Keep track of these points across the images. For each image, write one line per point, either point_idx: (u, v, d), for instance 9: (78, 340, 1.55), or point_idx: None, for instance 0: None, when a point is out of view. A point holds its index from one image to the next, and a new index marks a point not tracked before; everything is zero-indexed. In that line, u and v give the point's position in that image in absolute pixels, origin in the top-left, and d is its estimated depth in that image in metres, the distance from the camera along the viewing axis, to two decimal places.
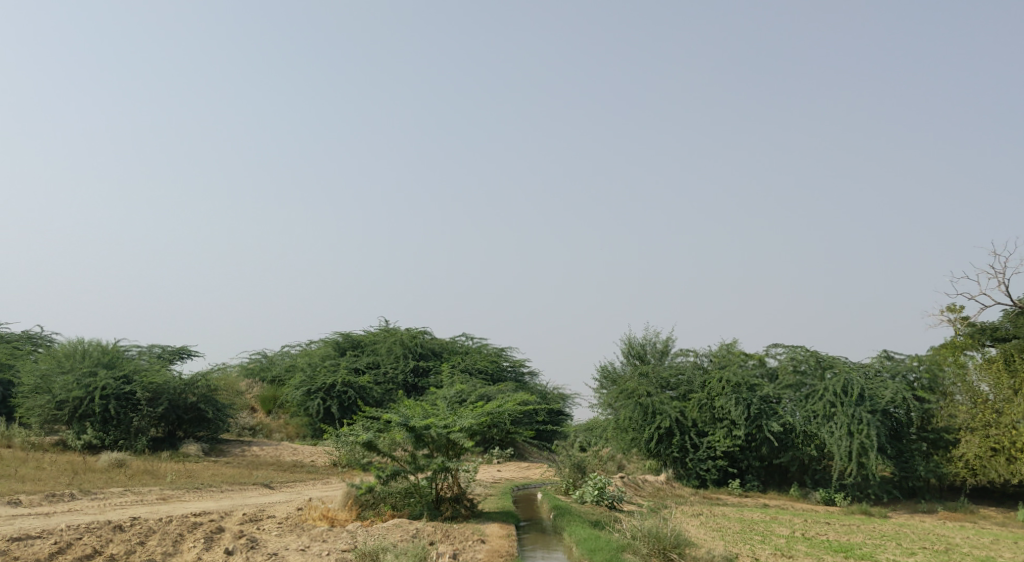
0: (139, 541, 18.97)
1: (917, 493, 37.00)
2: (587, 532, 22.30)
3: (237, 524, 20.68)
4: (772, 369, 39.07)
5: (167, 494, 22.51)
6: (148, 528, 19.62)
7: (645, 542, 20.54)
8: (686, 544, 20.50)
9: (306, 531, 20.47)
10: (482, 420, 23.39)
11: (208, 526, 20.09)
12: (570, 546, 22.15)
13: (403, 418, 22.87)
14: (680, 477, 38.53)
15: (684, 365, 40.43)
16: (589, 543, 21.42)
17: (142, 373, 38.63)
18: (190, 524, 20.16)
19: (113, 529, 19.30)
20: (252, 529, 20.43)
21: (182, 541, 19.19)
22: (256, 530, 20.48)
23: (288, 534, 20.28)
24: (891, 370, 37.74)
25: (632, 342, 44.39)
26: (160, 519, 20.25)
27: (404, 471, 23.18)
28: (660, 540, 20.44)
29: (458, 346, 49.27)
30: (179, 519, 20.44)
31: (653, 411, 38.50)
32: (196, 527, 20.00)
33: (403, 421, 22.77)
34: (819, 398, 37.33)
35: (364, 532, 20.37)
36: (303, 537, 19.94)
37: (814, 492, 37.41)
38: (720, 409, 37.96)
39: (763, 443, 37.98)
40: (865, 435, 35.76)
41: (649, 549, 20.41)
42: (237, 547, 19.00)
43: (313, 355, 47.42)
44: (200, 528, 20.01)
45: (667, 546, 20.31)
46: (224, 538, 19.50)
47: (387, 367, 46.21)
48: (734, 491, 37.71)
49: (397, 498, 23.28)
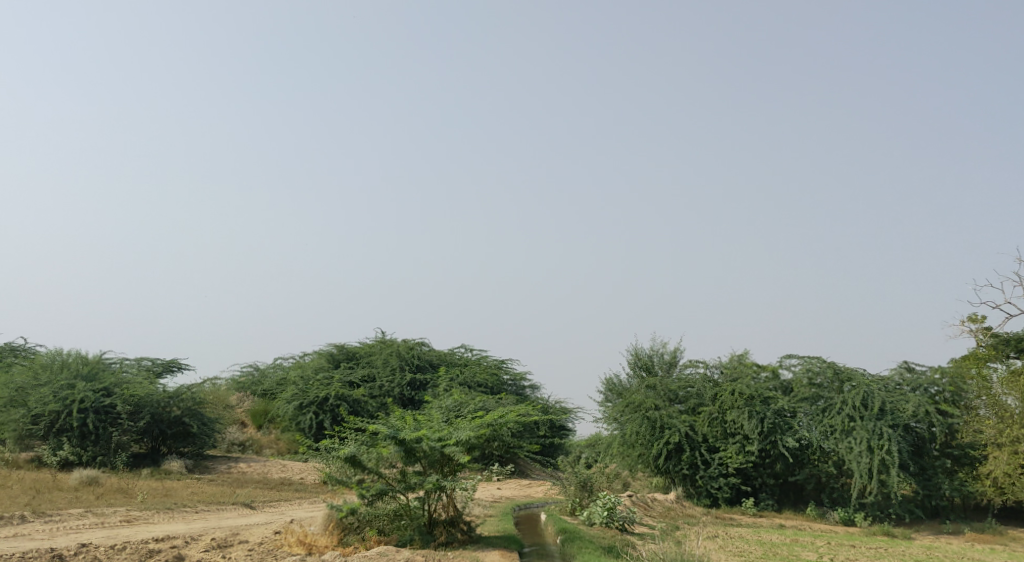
0: None
1: (940, 512, 35.23)
2: None
3: (200, 552, 18.74)
4: (787, 382, 37.10)
5: (135, 515, 20.58)
6: (93, 559, 17.66)
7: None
8: None
9: None
10: (480, 433, 21.55)
11: (163, 555, 18.15)
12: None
13: (392, 431, 21.02)
14: (690, 495, 36.52)
15: (693, 377, 38.44)
16: None
17: (124, 385, 36.68)
18: (144, 553, 18.22)
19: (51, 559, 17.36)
20: (214, 558, 18.48)
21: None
22: (221, 559, 18.52)
23: None
24: (912, 383, 35.81)
25: (638, 353, 42.53)
26: (112, 547, 18.32)
27: (391, 490, 21.18)
28: None
29: (457, 357, 47.22)
30: (134, 546, 18.52)
31: (661, 425, 36.60)
32: (151, 558, 18.04)
33: (392, 433, 20.92)
34: (837, 412, 35.40)
35: None
36: None
37: (831, 511, 35.27)
38: (732, 423, 36.10)
39: (778, 459, 36.05)
40: (886, 451, 33.82)
41: None
42: None
43: (305, 368, 45.47)
44: (153, 559, 18.04)
45: None
46: None
47: (382, 379, 44.21)
48: (747, 510, 35.61)
49: (385, 521, 21.41)
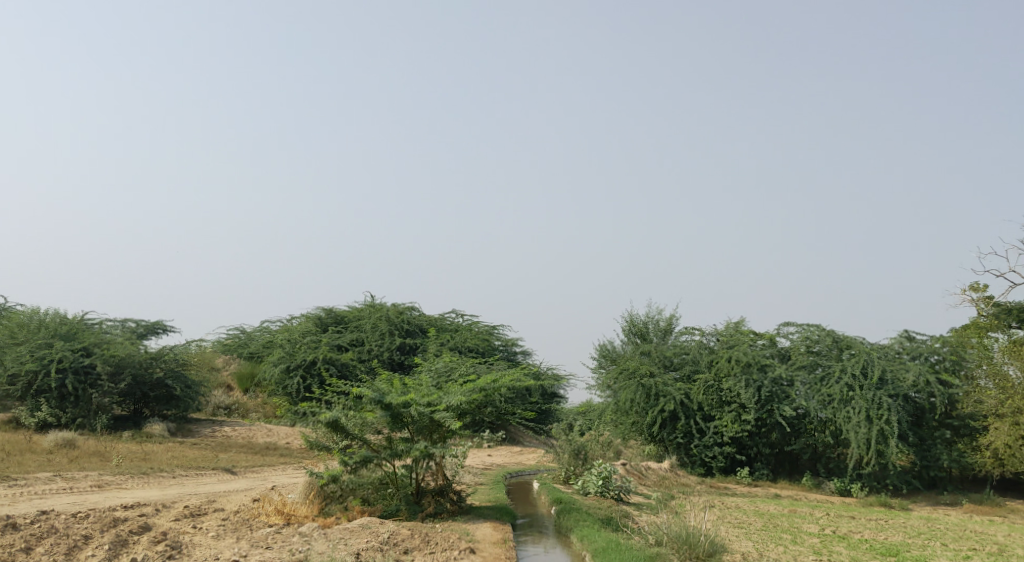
0: (26, 546, 16.03)
1: (938, 483, 34.47)
2: (604, 539, 19.20)
3: (169, 521, 17.84)
4: (784, 350, 36.37)
5: (108, 480, 19.66)
6: (50, 528, 16.72)
7: (672, 547, 17.85)
8: (722, 551, 17.77)
9: (248, 534, 17.61)
10: (472, 398, 20.82)
11: (129, 525, 17.23)
12: (582, 553, 19.22)
13: (378, 395, 20.07)
14: (684, 464, 35.83)
15: (689, 344, 37.65)
16: (608, 553, 18.33)
17: (104, 345, 35.69)
18: (108, 522, 17.31)
19: (5, 528, 16.42)
20: (183, 529, 17.58)
21: (85, 548, 16.25)
22: (191, 530, 17.62)
23: (226, 537, 17.42)
24: (912, 351, 35.04)
25: (633, 320, 41.75)
26: (74, 515, 17.40)
27: (376, 457, 20.26)
28: (693, 546, 17.71)
29: (448, 322, 46.11)
30: (98, 514, 17.61)
31: (656, 393, 35.81)
32: (114, 528, 17.11)
33: (379, 398, 19.96)
34: (836, 381, 34.58)
35: (321, 537, 17.51)
36: (242, 543, 17.07)
37: (827, 482, 34.67)
38: (728, 391, 35.28)
39: (773, 429, 35.31)
40: (885, 421, 33.04)
41: (680, 557, 17.68)
42: (148, 557, 16.07)
43: (293, 331, 44.50)
44: (116, 529, 17.13)
45: (701, 554, 17.58)
46: (139, 543, 16.63)
47: (372, 344, 43.19)
48: (742, 480, 34.91)
49: (369, 490, 20.51)
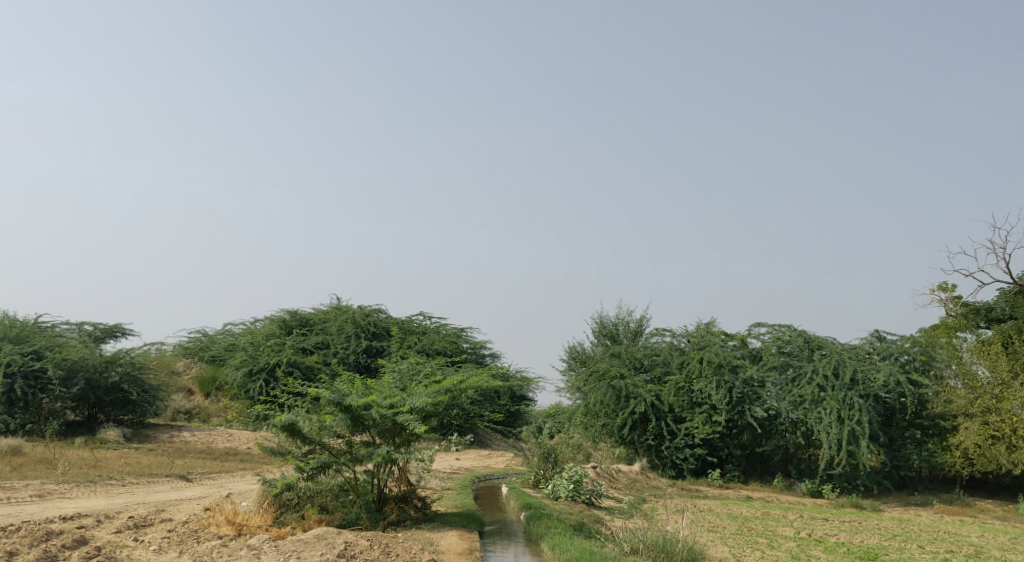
0: None
1: (908, 484, 34.02)
2: (578, 548, 18.43)
3: (110, 534, 16.91)
4: (755, 350, 35.92)
5: (50, 489, 18.64)
6: None
7: (649, 555, 17.23)
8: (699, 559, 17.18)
9: (192, 549, 16.69)
10: (437, 400, 20.10)
11: (65, 539, 16.29)
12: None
13: (337, 396, 19.23)
14: (655, 467, 35.20)
15: (659, 345, 37.19)
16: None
17: (57, 348, 34.63)
18: (42, 535, 16.35)
19: None
20: (123, 543, 16.65)
21: None
22: (131, 543, 16.70)
23: (168, 551, 16.50)
24: (882, 351, 34.54)
25: (603, 321, 41.26)
26: (7, 529, 16.43)
27: (335, 462, 19.44)
28: (669, 554, 17.13)
29: (415, 324, 45.03)
30: (32, 527, 16.64)
31: (626, 394, 35.22)
32: (45, 542, 16.13)
33: (338, 399, 19.12)
34: (807, 381, 34.09)
35: (271, 551, 16.63)
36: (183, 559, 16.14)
37: (799, 483, 34.19)
38: (699, 393, 34.78)
39: (745, 430, 34.84)
40: (856, 421, 32.60)
41: None
42: None
43: (256, 334, 43.45)
44: (50, 543, 16.17)
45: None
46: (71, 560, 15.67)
47: (337, 346, 42.09)
48: (713, 482, 34.40)
49: (328, 498, 19.69)
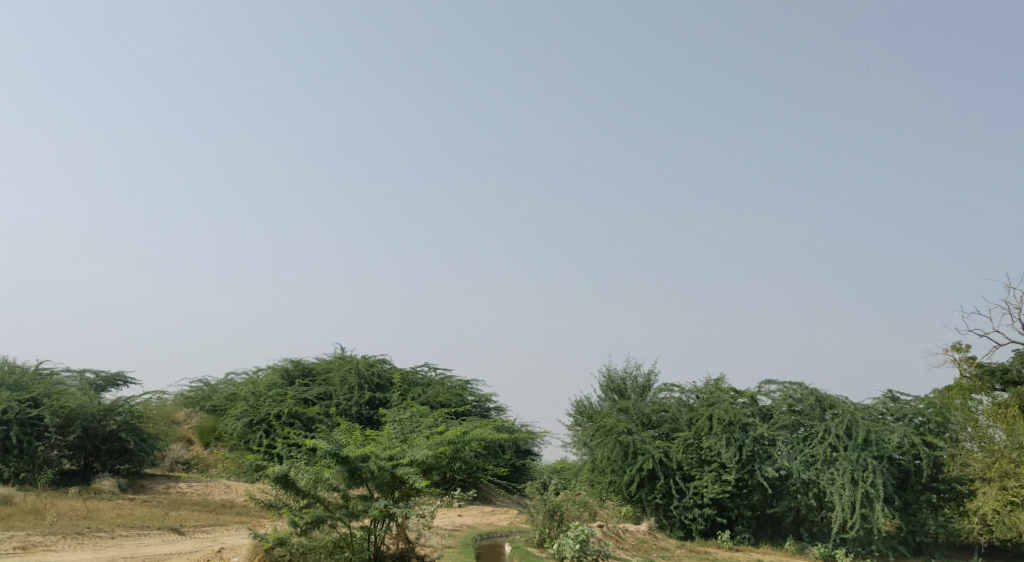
0: None
1: (924, 550, 32.90)
2: None
3: None
4: (765, 408, 35.02)
5: (35, 541, 18.01)
6: None
7: None
8: None
9: None
10: (438, 452, 19.68)
11: None
12: None
13: (333, 448, 18.81)
14: (662, 527, 34.21)
15: (668, 401, 36.50)
16: None
17: (55, 395, 34.02)
18: None
19: None
20: None
21: None
22: None
23: None
24: (896, 413, 33.67)
25: (610, 375, 40.56)
26: None
27: (330, 517, 18.71)
28: None
29: (419, 376, 44.31)
30: None
31: (633, 451, 34.43)
32: None
33: (334, 450, 18.75)
34: (819, 441, 33.45)
35: None
36: None
37: (811, 546, 33.14)
38: (709, 450, 34.07)
39: (755, 490, 33.93)
40: (870, 483, 31.77)
41: None
42: None
43: (258, 384, 42.85)
44: None
45: None
46: None
47: (339, 398, 41.33)
48: (723, 544, 33.30)
49: (320, 556, 18.83)
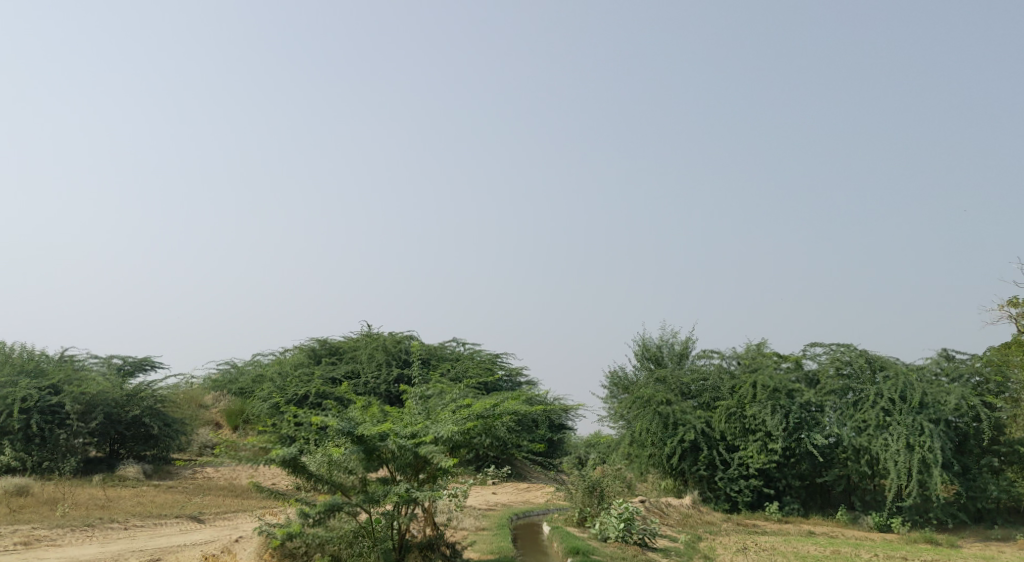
0: None
1: (985, 516, 31.31)
2: None
3: None
4: (811, 373, 33.46)
5: (39, 535, 17.01)
6: None
7: None
8: None
9: None
10: (465, 428, 18.42)
11: None
12: None
13: (347, 426, 17.67)
14: (707, 500, 32.81)
15: (708, 369, 35.01)
16: None
17: (75, 382, 33.10)
18: None
19: None
20: None
21: None
22: None
23: None
24: (952, 373, 31.85)
25: (646, 344, 39.12)
26: None
27: (347, 504, 17.51)
28: None
29: (448, 352, 42.99)
30: None
31: (674, 422, 33.03)
32: None
33: (348, 429, 17.56)
34: (870, 405, 31.71)
35: None
36: None
37: (864, 516, 31.60)
38: (752, 419, 32.52)
39: (803, 459, 32.34)
40: (927, 448, 30.06)
41: None
42: None
43: (284, 364, 41.84)
44: None
45: None
46: None
47: (367, 376, 40.08)
48: (772, 515, 31.74)
49: (337, 547, 17.65)
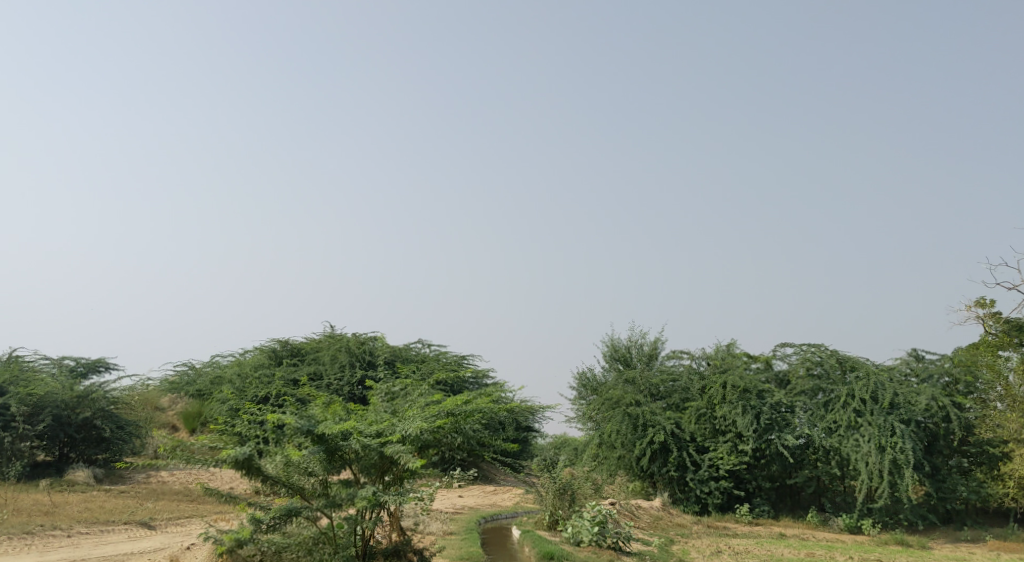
0: None
1: (954, 517, 31.01)
2: None
3: None
4: (781, 373, 33.06)
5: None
6: None
7: None
8: None
9: None
10: (433, 427, 17.64)
11: None
12: None
13: (306, 425, 16.78)
14: (677, 502, 32.20)
15: (677, 369, 34.49)
16: None
17: (22, 383, 31.83)
18: None
19: None
20: None
21: None
22: None
23: None
24: (922, 373, 31.57)
25: (615, 344, 38.57)
26: None
27: (305, 509, 16.79)
28: None
29: (413, 354, 42.04)
30: None
31: (644, 423, 32.41)
32: None
33: (307, 428, 16.66)
34: (842, 406, 31.30)
35: None
36: None
37: (835, 518, 31.18)
38: (723, 419, 32.01)
39: (774, 460, 31.85)
40: (899, 449, 29.69)
41: None
42: None
43: (244, 365, 40.77)
44: None
45: None
46: None
47: (330, 377, 39.03)
48: (742, 517, 31.19)
49: (295, 555, 16.74)
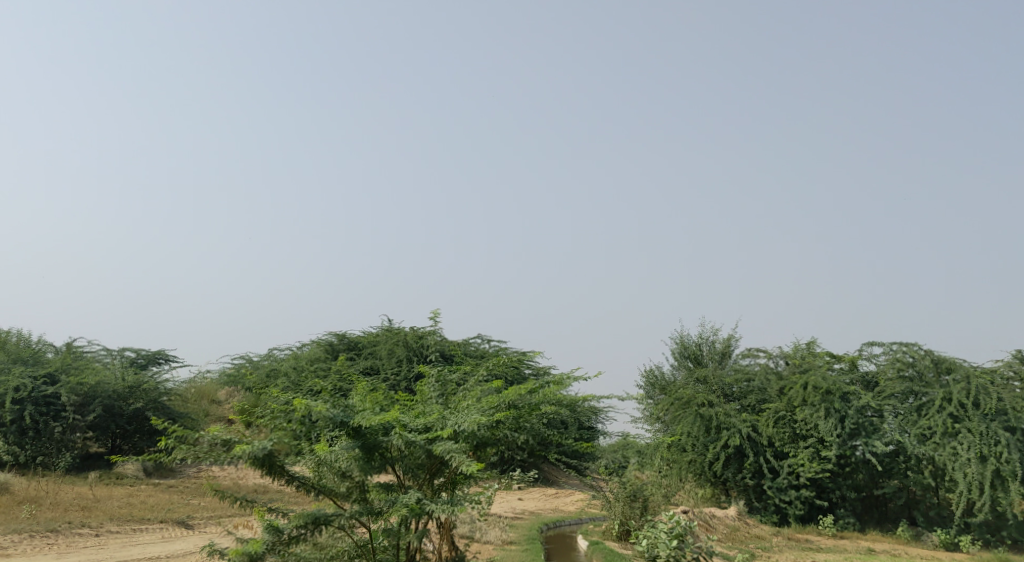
0: None
1: None
2: None
3: None
4: (868, 375, 30.74)
5: None
6: None
7: None
8: None
9: None
10: (491, 422, 16.07)
11: None
12: None
13: (340, 416, 15.37)
14: (754, 511, 30.04)
15: (753, 368, 32.31)
16: None
17: (73, 372, 30.95)
18: None
19: None
20: None
21: None
22: None
23: None
24: None
25: (684, 342, 36.50)
26: None
27: (334, 518, 15.07)
28: None
29: (473, 350, 40.45)
30: None
31: (717, 425, 30.36)
32: None
33: (341, 419, 15.26)
34: (937, 411, 28.86)
35: None
36: None
37: (928, 533, 28.71)
38: (804, 423, 29.82)
39: (860, 468, 29.56)
40: (1003, 459, 27.17)
41: None
42: None
43: (300, 359, 39.76)
44: None
45: None
46: None
47: (387, 372, 37.65)
48: (825, 530, 28.91)
49: None
